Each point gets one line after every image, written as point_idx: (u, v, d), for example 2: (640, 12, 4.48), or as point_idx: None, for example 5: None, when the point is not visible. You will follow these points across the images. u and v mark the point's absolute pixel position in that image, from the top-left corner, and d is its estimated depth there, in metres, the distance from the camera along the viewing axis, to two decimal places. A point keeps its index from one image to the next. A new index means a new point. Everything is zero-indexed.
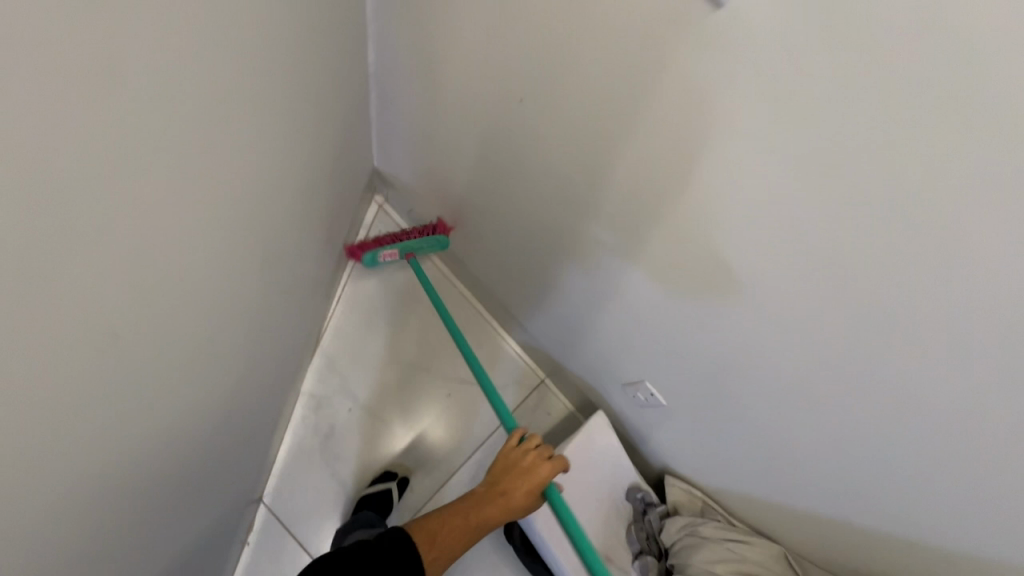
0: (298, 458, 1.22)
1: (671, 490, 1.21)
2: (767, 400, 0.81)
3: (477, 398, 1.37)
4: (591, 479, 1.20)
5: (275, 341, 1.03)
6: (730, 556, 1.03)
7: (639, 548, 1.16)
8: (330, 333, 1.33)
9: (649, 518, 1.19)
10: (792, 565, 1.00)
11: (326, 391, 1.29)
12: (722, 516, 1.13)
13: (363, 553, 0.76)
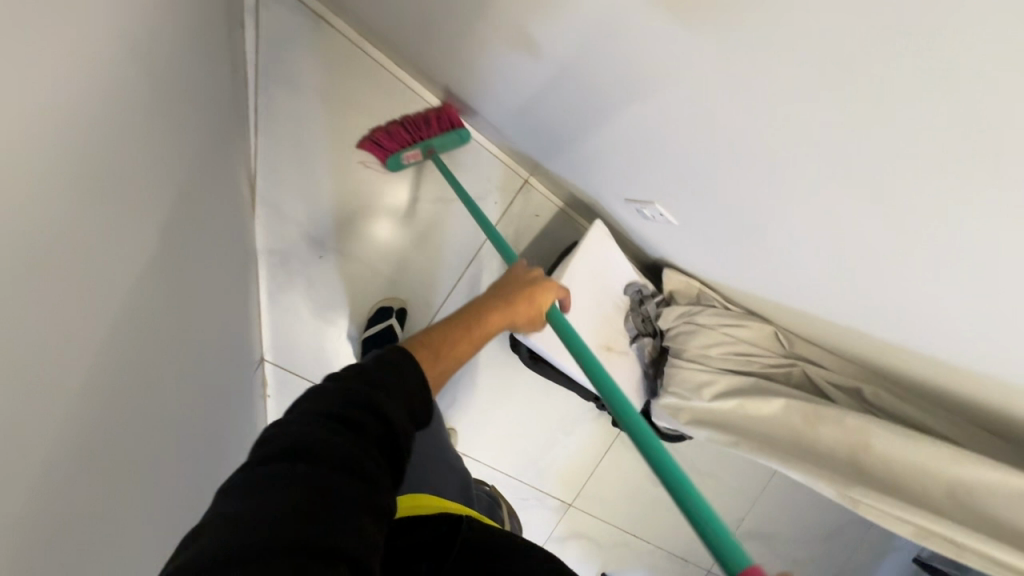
0: (283, 317, 1.13)
1: (668, 279, 1.22)
2: (823, 232, 0.75)
3: (462, 212, 1.23)
4: (594, 283, 1.17)
5: (219, 221, 0.82)
6: (724, 339, 1.10)
7: (637, 333, 1.23)
8: (261, 171, 1.07)
9: (645, 307, 1.23)
10: (780, 342, 1.07)
11: (287, 243, 1.11)
12: (718, 301, 1.15)
13: (302, 434, 0.45)
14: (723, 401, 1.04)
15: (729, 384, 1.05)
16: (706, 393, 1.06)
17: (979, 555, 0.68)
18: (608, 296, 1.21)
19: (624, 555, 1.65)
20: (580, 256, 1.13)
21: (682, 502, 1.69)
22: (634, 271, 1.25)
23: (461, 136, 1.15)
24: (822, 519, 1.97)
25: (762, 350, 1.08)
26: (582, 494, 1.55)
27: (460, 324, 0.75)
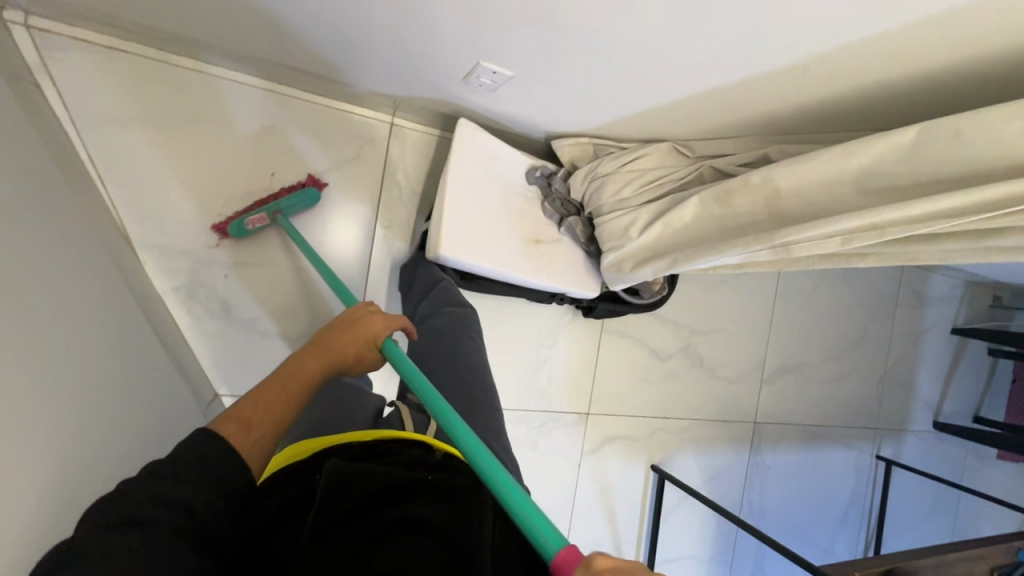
0: (218, 346, 1.14)
1: (562, 149, 1.19)
2: (618, 8, 0.71)
3: (343, 179, 1.22)
4: (492, 182, 1.14)
5: (83, 272, 0.82)
6: (631, 176, 1.07)
7: (560, 216, 1.20)
8: (128, 218, 1.06)
9: (556, 187, 1.21)
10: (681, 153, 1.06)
11: (188, 275, 1.11)
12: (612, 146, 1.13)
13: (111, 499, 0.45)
14: (649, 229, 1.01)
15: (651, 212, 1.03)
16: (635, 233, 1.03)
17: (873, 230, 0.69)
18: (511, 188, 1.17)
19: (665, 438, 1.64)
20: (459, 151, 1.10)
21: (697, 367, 1.67)
22: (528, 157, 1.22)
23: (314, 194, 1.15)
24: (846, 328, 1.94)
25: (669, 169, 1.06)
26: (595, 397, 1.53)
27: (273, 380, 0.60)
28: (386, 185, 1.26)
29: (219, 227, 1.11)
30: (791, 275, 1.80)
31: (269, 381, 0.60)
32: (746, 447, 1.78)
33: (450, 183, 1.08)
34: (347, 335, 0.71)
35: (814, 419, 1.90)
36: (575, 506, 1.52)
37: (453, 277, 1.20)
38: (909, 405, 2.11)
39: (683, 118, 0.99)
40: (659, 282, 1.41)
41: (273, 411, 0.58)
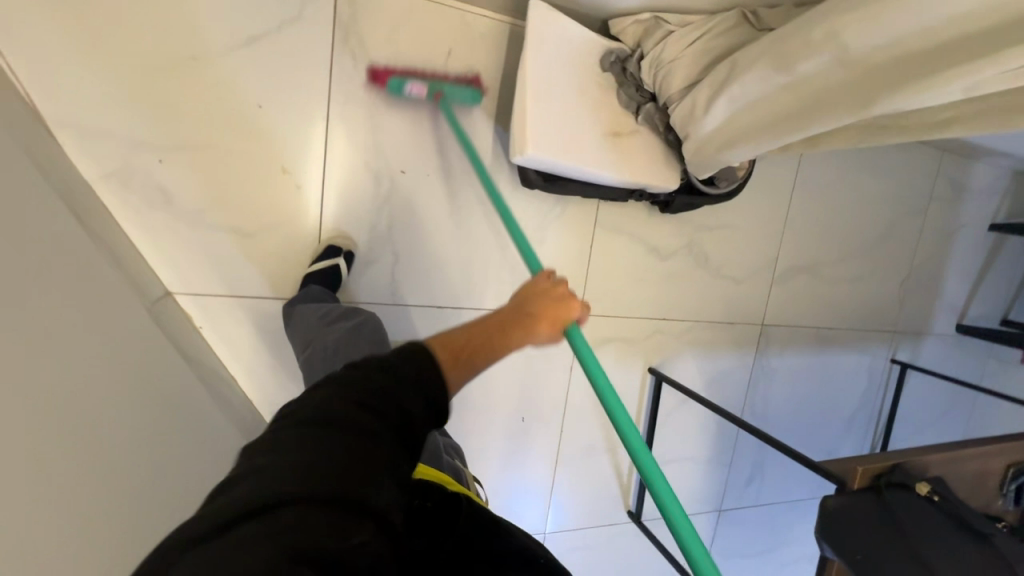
0: (163, 240, 1.04)
1: (623, 32, 1.09)
2: None
3: (286, 45, 1.05)
4: (561, 67, 1.02)
5: None
6: (698, 57, 1.00)
7: (638, 105, 1.13)
8: (35, 92, 0.93)
9: (632, 73, 1.10)
10: (749, 24, 0.97)
11: (118, 159, 0.99)
12: (673, 22, 1.03)
13: (290, 466, 0.44)
14: (721, 103, 0.91)
15: (711, 88, 0.94)
16: (713, 113, 0.93)
17: None
18: (570, 64, 1.03)
19: (664, 342, 1.55)
20: (532, 37, 0.97)
21: (701, 266, 1.54)
22: (598, 37, 1.09)
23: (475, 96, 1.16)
24: (871, 222, 1.76)
25: (736, 45, 0.97)
26: (587, 299, 1.43)
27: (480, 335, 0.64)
28: (338, 52, 1.08)
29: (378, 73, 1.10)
30: (813, 162, 1.60)
31: (482, 327, 0.66)
32: (752, 350, 1.69)
33: (528, 74, 0.97)
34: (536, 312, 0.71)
35: (826, 321, 1.79)
36: (566, 410, 1.47)
37: (532, 178, 1.09)
38: (932, 307, 1.97)
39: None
40: (744, 169, 1.30)
41: (474, 356, 0.62)
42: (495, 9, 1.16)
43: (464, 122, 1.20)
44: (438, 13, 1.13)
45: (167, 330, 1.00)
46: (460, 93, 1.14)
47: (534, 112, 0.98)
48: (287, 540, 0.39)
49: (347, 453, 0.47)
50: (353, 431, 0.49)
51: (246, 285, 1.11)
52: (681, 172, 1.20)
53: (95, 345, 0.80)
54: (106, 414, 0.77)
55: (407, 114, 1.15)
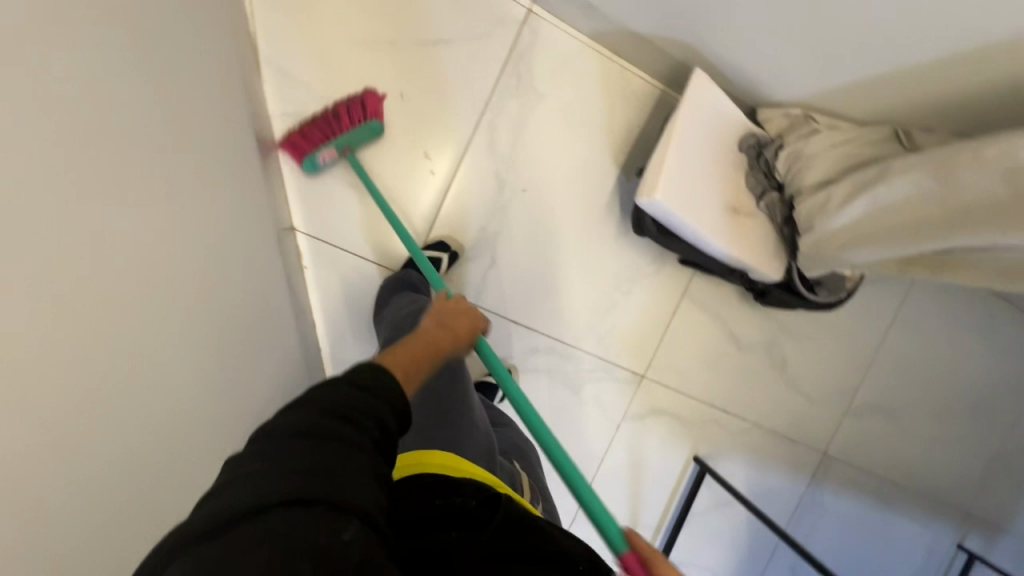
0: (307, 182, 1.15)
1: (769, 121, 1.15)
2: None
3: (466, 53, 1.18)
4: (704, 137, 1.09)
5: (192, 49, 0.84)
6: (840, 158, 1.02)
7: (763, 189, 1.15)
8: (260, 34, 1.10)
9: (765, 159, 1.15)
10: (900, 140, 0.97)
11: (298, 104, 1.13)
12: (824, 123, 1.07)
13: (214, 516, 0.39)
14: (856, 204, 0.92)
15: (850, 186, 0.95)
16: (844, 212, 0.94)
17: None
18: (713, 136, 1.10)
19: (717, 434, 1.48)
20: (687, 104, 1.06)
21: (775, 370, 1.49)
22: (745, 119, 1.15)
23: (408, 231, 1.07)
24: (967, 386, 1.65)
25: (882, 156, 0.98)
26: (655, 362, 1.40)
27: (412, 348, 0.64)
28: (508, 70, 1.20)
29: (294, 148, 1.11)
30: (917, 303, 1.56)
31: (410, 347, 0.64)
32: (806, 476, 1.57)
33: (674, 133, 1.05)
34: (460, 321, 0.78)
35: (895, 474, 1.64)
36: (600, 469, 1.41)
37: (647, 225, 1.15)
38: (1018, 502, 1.77)
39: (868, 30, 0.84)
40: (851, 282, 1.31)
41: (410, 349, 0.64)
42: (652, 73, 1.26)
43: (593, 160, 1.28)
44: (601, 62, 1.24)
45: (283, 259, 1.09)
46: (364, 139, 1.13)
47: (669, 167, 1.05)
48: (279, 548, 0.38)
49: (338, 458, 0.45)
50: (337, 440, 0.46)
51: (356, 245, 1.20)
52: (786, 268, 1.20)
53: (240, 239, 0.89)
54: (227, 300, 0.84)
55: (546, 140, 1.25)
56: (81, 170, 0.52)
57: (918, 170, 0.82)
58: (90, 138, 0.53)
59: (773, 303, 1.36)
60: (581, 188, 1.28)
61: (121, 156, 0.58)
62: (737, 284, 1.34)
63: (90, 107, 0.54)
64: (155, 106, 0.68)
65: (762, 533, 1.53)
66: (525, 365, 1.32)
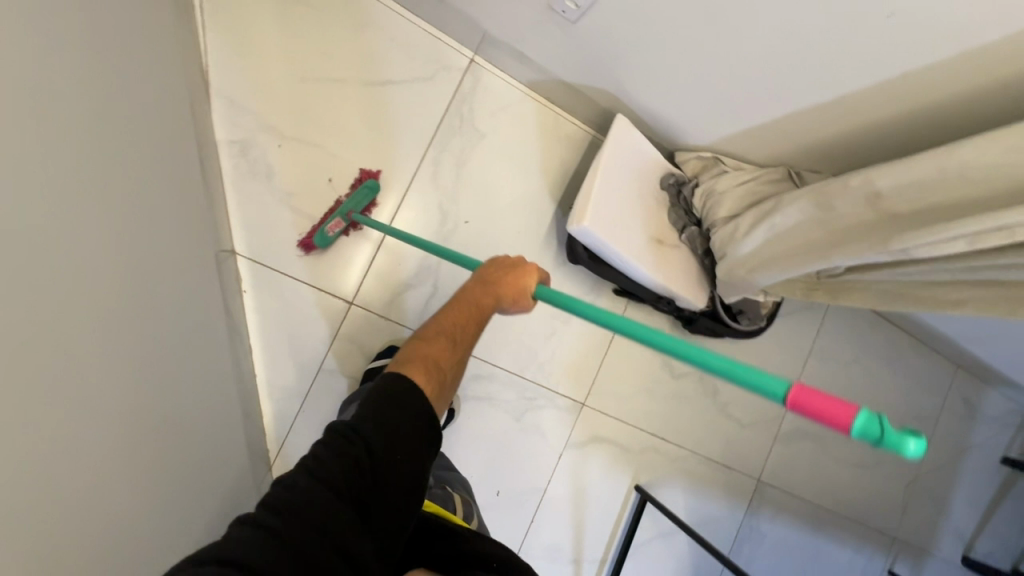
0: (250, 207, 1.17)
1: (686, 164, 1.29)
2: None
3: (412, 95, 1.27)
4: (628, 174, 1.20)
5: (143, 75, 0.88)
6: (745, 194, 1.15)
7: (683, 223, 1.27)
8: (212, 68, 1.15)
9: (685, 196, 1.27)
10: (793, 179, 1.12)
11: (245, 133, 1.17)
12: (731, 164, 1.21)
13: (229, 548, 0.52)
14: (757, 232, 1.04)
15: (753, 217, 1.07)
16: (748, 238, 1.06)
17: None
18: (637, 174, 1.22)
19: (657, 461, 1.51)
20: (612, 144, 1.18)
21: (708, 397, 1.56)
22: (666, 161, 1.29)
23: (372, 188, 1.23)
24: (880, 411, 1.78)
25: (780, 191, 1.13)
26: (594, 390, 1.45)
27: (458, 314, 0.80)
28: (451, 112, 1.30)
29: (304, 241, 1.20)
30: (830, 334, 1.70)
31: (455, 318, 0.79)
32: (743, 504, 1.61)
33: (601, 168, 1.16)
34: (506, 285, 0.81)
35: (824, 500, 1.71)
36: (543, 500, 1.40)
37: (581, 252, 1.23)
38: (939, 526, 1.86)
39: (758, 80, 0.99)
40: (767, 309, 1.43)
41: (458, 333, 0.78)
42: (584, 120, 1.39)
43: (531, 196, 1.37)
44: (538, 108, 1.36)
45: (220, 280, 1.09)
46: (364, 202, 1.22)
47: (598, 199, 1.15)
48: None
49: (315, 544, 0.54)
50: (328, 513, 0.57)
51: (297, 270, 1.21)
52: (708, 295, 1.31)
53: (165, 254, 0.89)
54: (157, 313, 0.84)
55: (487, 176, 1.33)
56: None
57: (802, 199, 0.95)
58: (7, 132, 0.55)
59: (701, 331, 1.45)
60: (521, 221, 1.36)
61: (35, 154, 0.60)
62: (667, 313, 1.44)
63: (8, 105, 0.56)
64: (86, 115, 0.71)
65: (705, 563, 1.54)
66: (467, 393, 1.33)
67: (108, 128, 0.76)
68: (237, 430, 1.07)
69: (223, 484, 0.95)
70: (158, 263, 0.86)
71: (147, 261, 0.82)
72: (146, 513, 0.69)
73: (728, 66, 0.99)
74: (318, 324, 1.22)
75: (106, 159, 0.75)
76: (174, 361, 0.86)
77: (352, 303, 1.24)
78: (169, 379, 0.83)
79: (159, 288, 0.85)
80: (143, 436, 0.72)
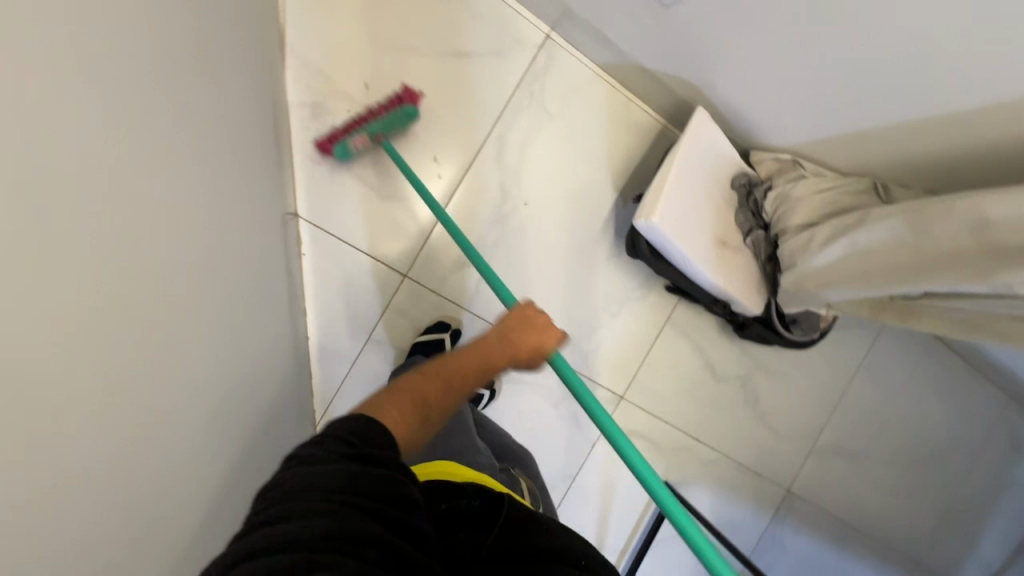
0: (315, 171, 1.17)
1: (761, 165, 1.23)
2: None
3: (483, 69, 1.24)
4: (700, 172, 1.16)
5: (222, 33, 0.88)
6: (822, 203, 1.10)
7: (750, 226, 1.22)
8: (289, 27, 1.14)
9: (755, 198, 1.22)
10: (878, 192, 1.06)
11: (315, 95, 1.16)
12: (811, 170, 1.15)
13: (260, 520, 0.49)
14: (833, 246, 1.00)
15: (831, 230, 1.02)
16: (823, 252, 1.02)
17: None
18: (709, 172, 1.18)
19: (688, 461, 1.51)
20: (687, 140, 1.14)
21: (748, 402, 1.54)
22: (739, 160, 1.23)
23: (409, 113, 1.16)
24: (922, 435, 1.73)
25: (861, 203, 1.07)
26: (634, 385, 1.44)
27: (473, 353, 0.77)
28: (521, 90, 1.27)
29: (324, 144, 1.15)
30: (882, 353, 1.64)
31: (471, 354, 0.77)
32: (769, 512, 1.60)
33: (674, 164, 1.12)
34: (524, 335, 0.82)
35: (851, 518, 1.69)
36: (573, 485, 1.42)
37: (640, 247, 1.21)
38: (967, 556, 1.82)
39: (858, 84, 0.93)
40: (824, 322, 1.38)
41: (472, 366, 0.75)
42: (656, 108, 1.33)
43: (593, 183, 1.33)
44: (609, 93, 1.31)
45: (283, 242, 1.10)
46: (394, 125, 1.17)
47: (667, 196, 1.11)
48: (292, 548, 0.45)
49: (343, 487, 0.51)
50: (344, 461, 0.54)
51: (357, 238, 1.21)
52: (765, 303, 1.27)
53: (232, 215, 0.90)
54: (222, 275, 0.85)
55: (550, 159, 1.30)
56: (81, 124, 0.54)
57: (895, 217, 0.89)
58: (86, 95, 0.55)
59: (752, 337, 1.41)
60: (580, 208, 1.33)
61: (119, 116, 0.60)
62: (718, 315, 1.40)
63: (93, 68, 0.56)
64: (167, 76, 0.71)
65: None
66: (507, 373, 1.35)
67: (185, 87, 0.76)
68: (290, 390, 1.09)
69: (273, 442, 0.98)
70: (227, 224, 0.87)
71: (217, 222, 0.83)
72: (204, 470, 0.71)
73: (826, 67, 0.93)
74: (371, 293, 1.23)
75: (185, 119, 0.75)
76: (235, 322, 0.88)
77: (406, 275, 1.25)
78: (228, 338, 0.85)
79: (227, 249, 0.86)
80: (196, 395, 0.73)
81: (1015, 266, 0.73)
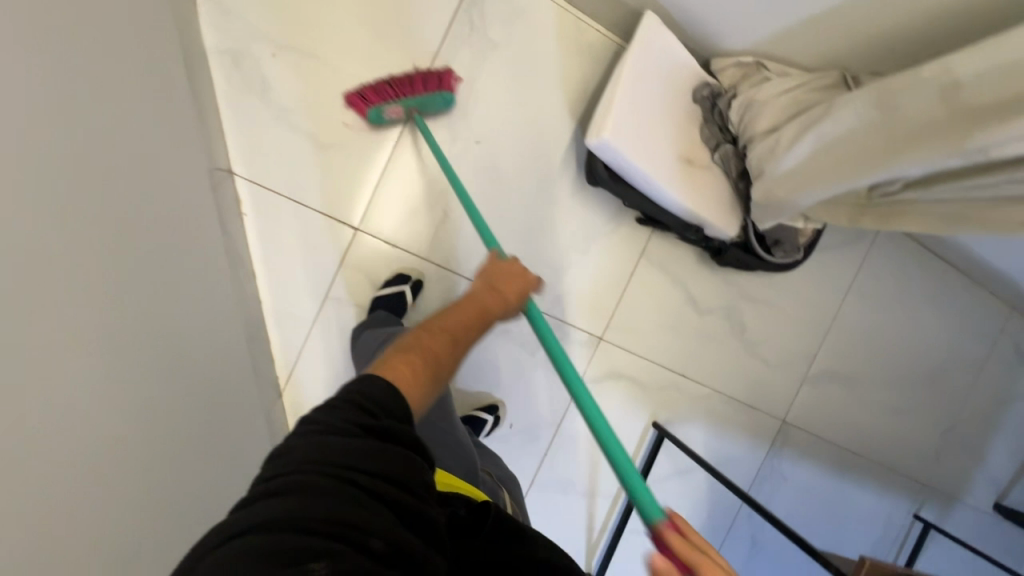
0: (246, 123, 1.10)
1: (722, 74, 1.14)
2: None
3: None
4: (656, 84, 1.08)
5: None
6: (787, 102, 1.01)
7: (716, 141, 1.14)
8: None
9: (719, 110, 1.14)
10: (848, 82, 0.97)
11: (236, 41, 1.08)
12: (775, 70, 1.07)
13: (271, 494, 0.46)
14: (800, 143, 0.92)
15: (798, 127, 0.95)
16: (790, 151, 0.94)
17: None
18: (667, 83, 1.09)
19: (676, 399, 1.46)
20: (636, 48, 1.05)
21: (734, 334, 1.48)
22: (700, 70, 1.15)
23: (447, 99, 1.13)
24: (920, 354, 1.67)
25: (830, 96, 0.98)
26: (612, 325, 1.38)
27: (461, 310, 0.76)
28: (460, 17, 1.18)
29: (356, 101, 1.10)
30: (873, 272, 1.57)
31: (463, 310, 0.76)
32: (764, 445, 1.56)
33: (624, 75, 1.04)
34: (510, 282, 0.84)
35: (850, 444, 1.65)
36: (557, 433, 1.38)
37: (598, 171, 1.13)
38: (972, 474, 1.79)
39: None
40: (804, 239, 1.31)
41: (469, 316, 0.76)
42: (608, 26, 1.24)
43: (548, 114, 1.25)
44: (556, 13, 1.22)
45: (218, 200, 1.04)
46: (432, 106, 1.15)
47: (619, 110, 1.03)
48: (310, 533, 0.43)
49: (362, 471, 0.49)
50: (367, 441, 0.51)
51: (301, 192, 1.15)
52: (740, 223, 1.19)
53: (158, 163, 0.83)
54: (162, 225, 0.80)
55: (500, 90, 1.22)
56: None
57: (863, 98, 0.82)
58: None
59: (731, 264, 1.34)
60: (537, 142, 1.25)
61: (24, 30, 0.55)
62: (694, 244, 1.32)
63: None
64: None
65: (722, 502, 1.52)
66: None
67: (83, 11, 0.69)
68: (244, 355, 1.05)
69: (230, 406, 0.94)
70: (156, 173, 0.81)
71: (139, 166, 0.77)
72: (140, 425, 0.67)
73: None
74: (324, 251, 1.17)
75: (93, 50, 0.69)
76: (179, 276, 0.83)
77: (358, 229, 1.18)
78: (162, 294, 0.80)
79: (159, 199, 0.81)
80: (141, 344, 0.68)
81: (990, 125, 0.66)
